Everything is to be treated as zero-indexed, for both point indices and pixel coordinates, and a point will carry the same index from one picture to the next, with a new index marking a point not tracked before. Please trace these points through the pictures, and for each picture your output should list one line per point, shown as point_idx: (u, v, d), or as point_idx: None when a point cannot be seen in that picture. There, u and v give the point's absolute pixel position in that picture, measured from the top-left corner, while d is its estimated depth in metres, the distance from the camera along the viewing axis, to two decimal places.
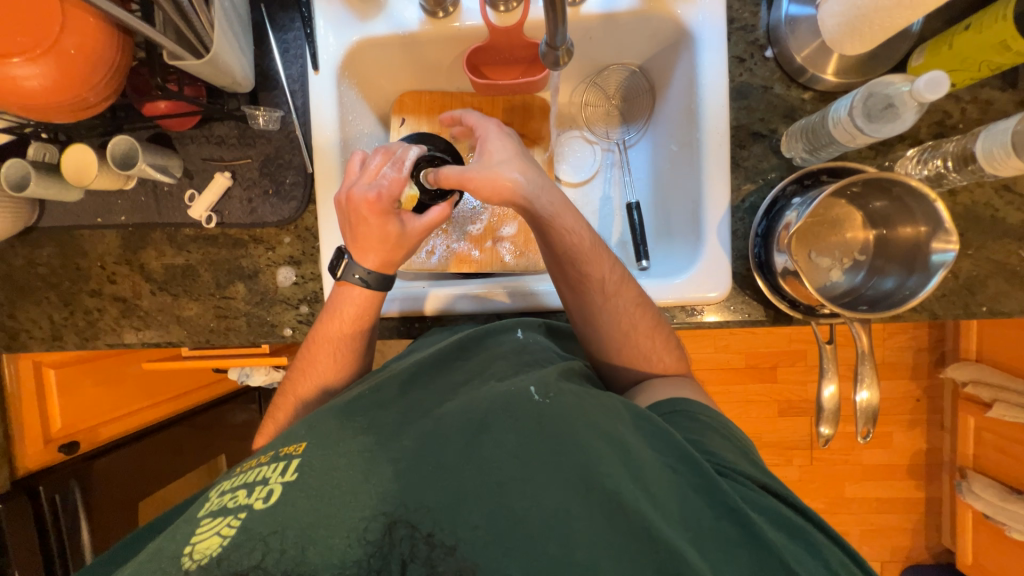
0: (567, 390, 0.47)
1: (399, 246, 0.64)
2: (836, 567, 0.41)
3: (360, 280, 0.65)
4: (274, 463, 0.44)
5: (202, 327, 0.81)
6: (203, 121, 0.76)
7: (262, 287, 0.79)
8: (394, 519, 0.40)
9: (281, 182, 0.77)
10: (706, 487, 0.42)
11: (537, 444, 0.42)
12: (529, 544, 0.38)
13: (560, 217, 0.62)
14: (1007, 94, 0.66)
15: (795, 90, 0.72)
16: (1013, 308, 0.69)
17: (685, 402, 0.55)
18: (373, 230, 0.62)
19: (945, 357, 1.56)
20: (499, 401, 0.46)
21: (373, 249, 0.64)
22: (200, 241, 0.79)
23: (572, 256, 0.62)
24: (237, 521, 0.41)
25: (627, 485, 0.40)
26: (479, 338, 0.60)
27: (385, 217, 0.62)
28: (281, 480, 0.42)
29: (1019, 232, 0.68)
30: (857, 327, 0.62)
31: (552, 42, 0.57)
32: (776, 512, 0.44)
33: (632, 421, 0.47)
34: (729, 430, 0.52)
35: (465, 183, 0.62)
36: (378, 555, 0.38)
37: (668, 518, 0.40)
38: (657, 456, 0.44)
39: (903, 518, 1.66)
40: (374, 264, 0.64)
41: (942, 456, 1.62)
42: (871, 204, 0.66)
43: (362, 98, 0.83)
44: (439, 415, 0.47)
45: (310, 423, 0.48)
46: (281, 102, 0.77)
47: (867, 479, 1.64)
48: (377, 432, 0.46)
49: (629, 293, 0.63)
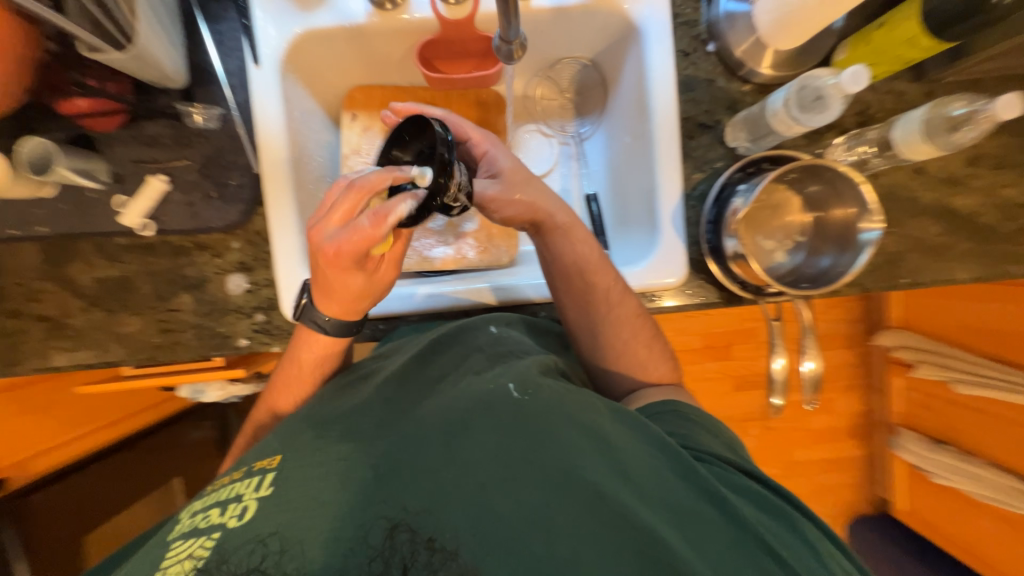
0: (545, 384, 0.49)
1: (365, 283, 0.57)
2: (811, 542, 0.44)
3: (319, 325, 0.60)
4: (247, 479, 0.47)
5: (146, 344, 0.75)
6: (130, 120, 0.70)
7: (211, 297, 0.75)
8: (397, 523, 0.41)
9: (225, 185, 0.73)
10: (685, 473, 0.44)
11: (515, 443, 0.44)
12: (514, 543, 0.39)
13: (574, 229, 0.64)
14: (913, 86, 0.71)
15: (736, 83, 0.75)
16: (929, 278, 0.77)
17: (674, 401, 0.59)
18: (348, 281, 0.55)
19: (874, 326, 1.72)
20: (477, 401, 0.48)
21: (342, 297, 0.58)
22: (136, 250, 0.73)
23: (579, 267, 0.63)
24: (210, 541, 0.43)
25: (607, 477, 0.42)
26: (453, 333, 0.60)
27: (362, 272, 0.55)
28: (255, 496, 0.45)
29: (931, 211, 0.76)
30: (799, 303, 0.68)
31: (507, 36, 0.59)
32: (754, 492, 0.46)
33: (611, 415, 0.48)
34: (715, 426, 0.55)
35: (489, 203, 0.60)
36: (379, 560, 0.40)
37: (647, 505, 0.41)
38: (636, 444, 0.46)
39: (847, 475, 1.82)
40: (337, 311, 0.59)
41: (874, 416, 1.79)
42: (808, 189, 0.71)
43: (309, 94, 0.80)
44: (422, 412, 0.49)
45: (285, 435, 0.51)
46: (219, 98, 0.72)
47: (814, 443, 1.79)
48: (362, 445, 0.47)
49: (631, 303, 0.65)
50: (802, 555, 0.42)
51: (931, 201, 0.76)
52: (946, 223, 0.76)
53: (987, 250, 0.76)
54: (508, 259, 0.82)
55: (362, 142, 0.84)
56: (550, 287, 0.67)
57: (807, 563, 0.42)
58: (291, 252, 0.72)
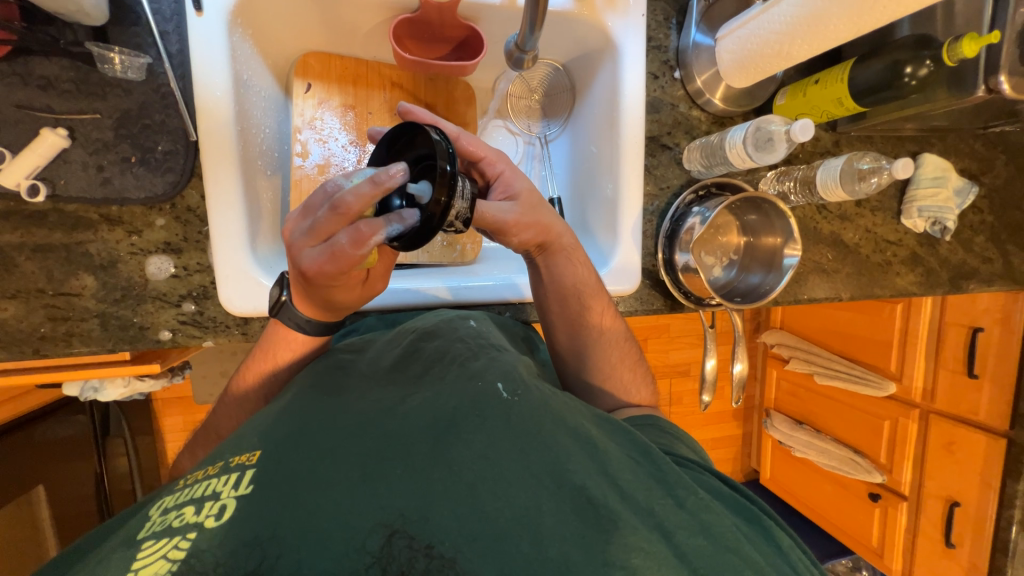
0: (534, 390, 0.53)
1: (339, 296, 0.54)
2: (776, 543, 0.48)
3: (294, 324, 0.58)
4: (224, 476, 0.43)
5: (26, 334, 0.61)
6: (15, 53, 0.56)
7: (123, 281, 0.63)
8: (394, 529, 0.39)
9: (149, 149, 0.61)
10: (665, 479, 0.49)
11: (508, 443, 0.46)
12: (506, 544, 0.40)
13: (579, 253, 0.69)
14: (828, 134, 0.85)
15: (694, 111, 0.82)
16: (822, 296, 0.93)
17: (654, 416, 0.66)
18: (322, 293, 0.53)
19: (760, 326, 2.03)
20: (467, 401, 0.50)
21: (311, 303, 0.56)
22: (16, 218, 0.59)
23: (578, 289, 0.69)
24: (186, 542, 0.38)
25: (594, 480, 0.45)
26: (433, 329, 0.64)
27: (347, 285, 0.53)
28: (235, 494, 0.42)
29: (827, 240, 0.92)
30: (734, 315, 0.77)
31: (523, 45, 0.67)
32: (726, 496, 0.52)
33: (596, 424, 0.54)
34: (688, 442, 0.62)
35: (512, 227, 0.60)
36: (376, 567, 0.38)
37: (631, 508, 0.44)
38: (618, 449, 0.51)
39: (729, 451, 2.15)
40: (309, 312, 0.58)
41: (754, 401, 2.12)
42: (746, 217, 0.81)
43: (258, 54, 0.70)
44: (404, 413, 0.50)
45: (266, 430, 0.48)
46: (145, 44, 0.60)
47: (707, 425, 2.07)
48: (345, 451, 0.45)
49: (608, 312, 0.72)
50: (769, 555, 0.47)
51: (828, 232, 0.92)
52: (836, 251, 0.93)
53: (862, 275, 0.95)
54: (472, 258, 0.84)
55: (317, 116, 0.77)
56: (543, 298, 0.72)
57: (775, 562, 0.46)
58: (235, 236, 0.64)
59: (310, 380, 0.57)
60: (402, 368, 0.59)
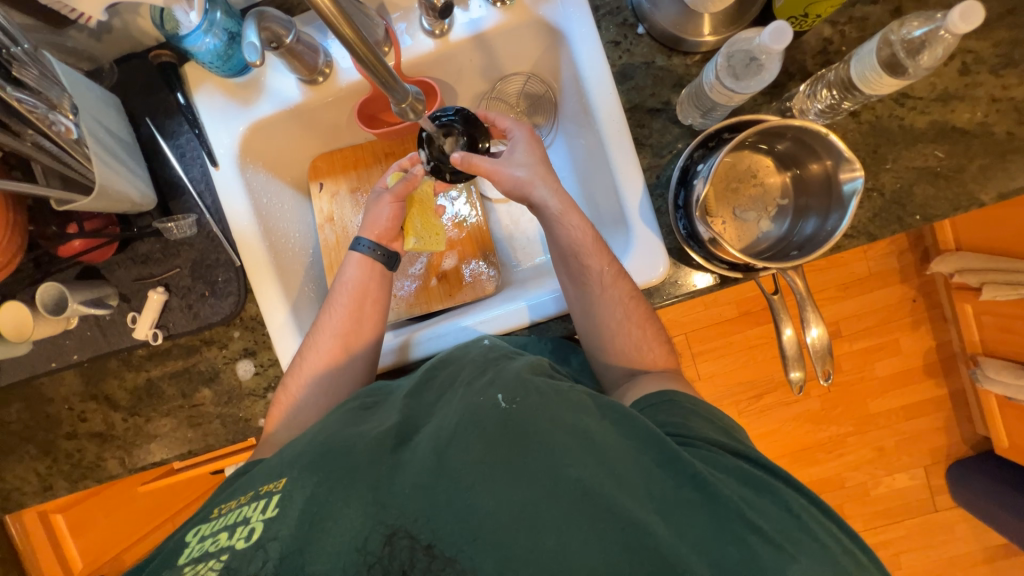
0: (531, 392, 0.54)
1: (378, 212, 0.77)
2: (792, 507, 0.48)
3: (370, 252, 0.77)
4: (254, 503, 0.51)
5: (181, 439, 0.82)
6: (124, 245, 0.77)
7: (227, 386, 0.80)
8: (395, 531, 0.45)
9: (214, 282, 0.78)
10: (670, 460, 0.49)
11: (503, 449, 0.49)
12: (500, 538, 0.44)
13: (569, 214, 0.69)
14: (879, 6, 0.67)
15: (678, 58, 0.71)
16: (944, 209, 0.69)
17: (672, 391, 0.61)
18: (373, 212, 0.78)
19: (930, 253, 1.58)
20: (466, 414, 0.53)
21: (375, 227, 0.77)
22: (155, 357, 0.81)
23: (573, 248, 0.69)
24: (220, 563, 0.46)
25: (590, 470, 0.47)
26: (450, 355, 0.66)
27: (382, 199, 0.78)
28: (263, 517, 0.49)
29: (929, 136, 0.68)
30: (790, 275, 0.63)
31: (395, 102, 0.52)
32: (737, 466, 0.51)
33: (598, 413, 0.54)
34: (710, 411, 0.59)
35: (493, 174, 0.70)
36: (380, 564, 0.44)
37: (630, 495, 0.46)
38: (618, 438, 0.51)
39: (933, 419, 1.67)
40: (374, 237, 0.77)
41: (953, 348, 1.63)
42: (777, 148, 0.66)
43: (273, 177, 0.84)
44: (416, 443, 0.53)
45: (290, 459, 0.54)
46: (192, 205, 0.77)
47: (886, 390, 1.66)
48: (360, 470, 0.50)
49: (624, 286, 0.69)
50: (782, 518, 0.47)
51: (927, 124, 0.68)
52: (950, 144, 0.68)
53: (1008, 160, 0.68)
54: (492, 287, 0.87)
55: (333, 208, 0.89)
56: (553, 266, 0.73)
57: (789, 527, 0.46)
58: (286, 329, 0.77)
59: (338, 415, 0.61)
60: (415, 396, 0.61)
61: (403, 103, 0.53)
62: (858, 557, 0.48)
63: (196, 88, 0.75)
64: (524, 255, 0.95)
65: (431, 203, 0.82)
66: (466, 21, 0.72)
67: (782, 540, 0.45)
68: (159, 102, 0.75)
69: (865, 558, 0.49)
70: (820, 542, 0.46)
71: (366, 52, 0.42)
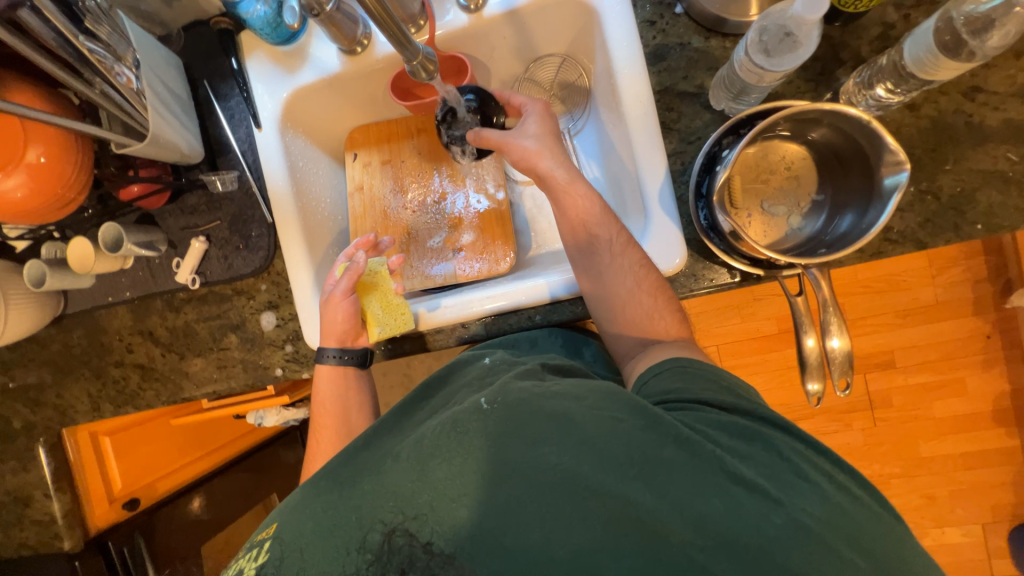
0: (514, 392, 0.53)
1: (332, 315, 0.75)
2: (781, 452, 0.48)
3: (336, 358, 0.76)
4: (252, 551, 0.53)
5: (208, 379, 0.89)
6: (175, 196, 0.84)
7: (251, 334, 0.86)
8: (392, 529, 0.47)
9: (248, 236, 0.84)
10: (651, 424, 0.47)
11: (482, 456, 0.48)
12: (492, 536, 0.44)
13: (574, 184, 0.69)
14: None
15: (716, 41, 0.68)
16: (1011, 219, 0.61)
17: (678, 357, 0.60)
18: (328, 315, 0.76)
19: (1012, 284, 1.40)
20: (448, 421, 0.52)
21: (332, 330, 0.76)
22: (193, 301, 0.88)
23: (583, 219, 0.69)
24: None
25: (570, 455, 0.46)
26: (446, 373, 0.70)
27: (333, 301, 0.76)
28: (258, 562, 0.51)
29: (1002, 136, 0.61)
30: (816, 276, 0.59)
31: (407, 59, 0.57)
32: (732, 424, 0.50)
33: (579, 399, 0.51)
34: (718, 372, 0.57)
35: (505, 144, 0.71)
36: (381, 562, 0.46)
37: (611, 471, 0.44)
38: (599, 412, 0.49)
39: (999, 473, 1.48)
40: (337, 343, 0.76)
41: None
42: (812, 137, 0.62)
43: (311, 144, 0.89)
44: (397, 449, 0.55)
45: (287, 501, 0.56)
46: (235, 163, 0.83)
47: (944, 433, 1.49)
48: (350, 488, 0.53)
49: (633, 258, 0.67)
50: (774, 465, 0.47)
51: (1000, 123, 0.61)
52: None
53: None
54: (506, 267, 0.88)
55: (364, 178, 0.93)
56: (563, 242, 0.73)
57: (787, 477, 0.45)
58: (307, 287, 0.82)
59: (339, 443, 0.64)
60: (407, 410, 0.66)
61: (415, 61, 0.58)
62: (854, 492, 0.47)
63: (248, 55, 0.81)
64: (544, 239, 0.94)
65: (390, 285, 0.79)
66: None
67: (766, 487, 0.44)
68: (217, 67, 0.82)
69: (865, 494, 0.48)
70: (812, 484, 0.45)
71: (380, 12, 0.48)
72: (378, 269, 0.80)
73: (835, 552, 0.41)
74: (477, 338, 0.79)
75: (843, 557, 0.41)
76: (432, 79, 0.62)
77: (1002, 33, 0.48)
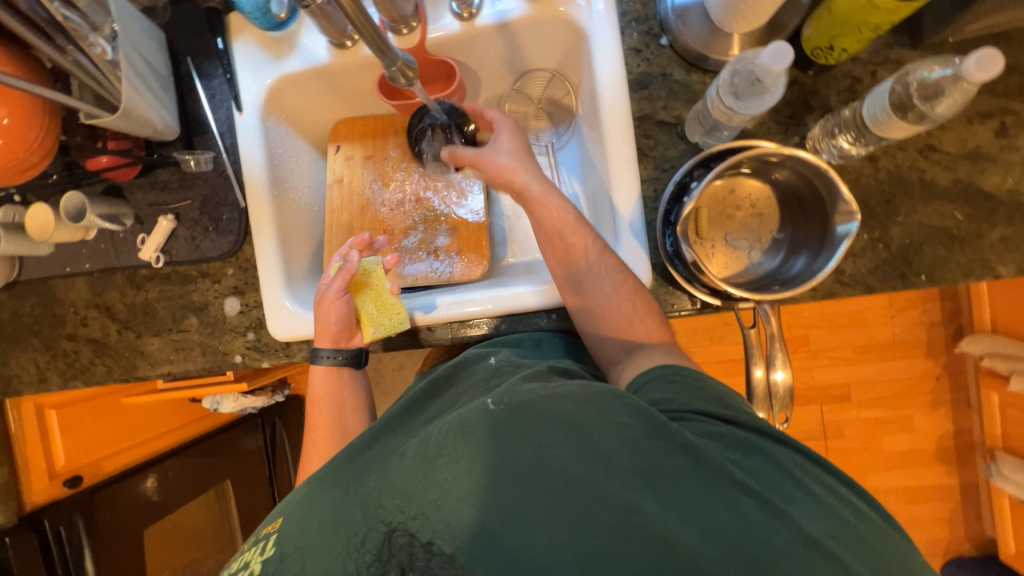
0: (520, 394, 0.53)
1: (324, 314, 0.74)
2: (782, 464, 0.47)
3: (330, 359, 0.75)
4: (254, 547, 0.53)
5: (163, 360, 0.86)
6: (146, 170, 0.82)
7: (212, 318, 0.85)
8: (392, 528, 0.46)
9: (219, 219, 0.82)
10: (657, 432, 0.47)
11: (489, 455, 0.47)
12: (501, 534, 0.43)
13: (547, 199, 0.70)
14: (918, 51, 0.65)
15: (696, 75, 0.71)
16: (953, 274, 0.65)
17: (678, 366, 0.60)
18: (320, 314, 0.74)
19: (963, 330, 1.48)
20: (455, 422, 0.52)
21: (325, 330, 0.75)
22: (157, 279, 0.86)
23: (557, 228, 0.70)
24: None
25: (579, 457, 0.45)
26: (452, 371, 0.69)
27: (325, 300, 0.74)
28: (258, 559, 0.51)
29: (951, 194, 0.64)
30: (766, 310, 0.61)
31: (385, 63, 0.58)
32: (728, 434, 0.50)
33: (586, 400, 0.50)
34: (706, 381, 0.57)
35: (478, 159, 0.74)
36: (381, 563, 0.45)
37: (620, 476, 0.44)
38: (604, 415, 0.49)
39: (938, 509, 1.55)
40: (332, 344, 0.75)
41: (972, 437, 1.52)
42: (775, 177, 0.64)
43: (294, 132, 0.88)
44: (402, 450, 0.55)
45: (290, 499, 0.56)
46: (213, 144, 0.82)
47: (890, 467, 1.56)
48: (353, 486, 0.53)
49: (601, 277, 0.68)
50: (775, 475, 0.47)
51: (949, 182, 0.64)
52: (972, 207, 0.64)
53: None
54: (480, 273, 0.88)
55: (345, 171, 0.92)
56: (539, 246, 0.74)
57: (789, 488, 0.46)
58: (274, 276, 0.81)
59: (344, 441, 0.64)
60: (412, 412, 0.66)
61: (393, 67, 0.59)
62: (855, 505, 0.47)
63: (236, 37, 0.80)
64: (520, 250, 0.95)
65: (386, 285, 0.78)
66: (493, 10, 0.74)
67: (769, 496, 0.44)
68: (202, 45, 0.81)
69: (864, 506, 0.48)
70: (814, 497, 0.45)
71: (359, 19, 0.48)
72: (373, 268, 0.79)
73: (837, 561, 0.41)
74: (441, 342, 0.79)
75: (844, 563, 0.41)
76: (411, 86, 0.63)
77: (949, 101, 0.51)
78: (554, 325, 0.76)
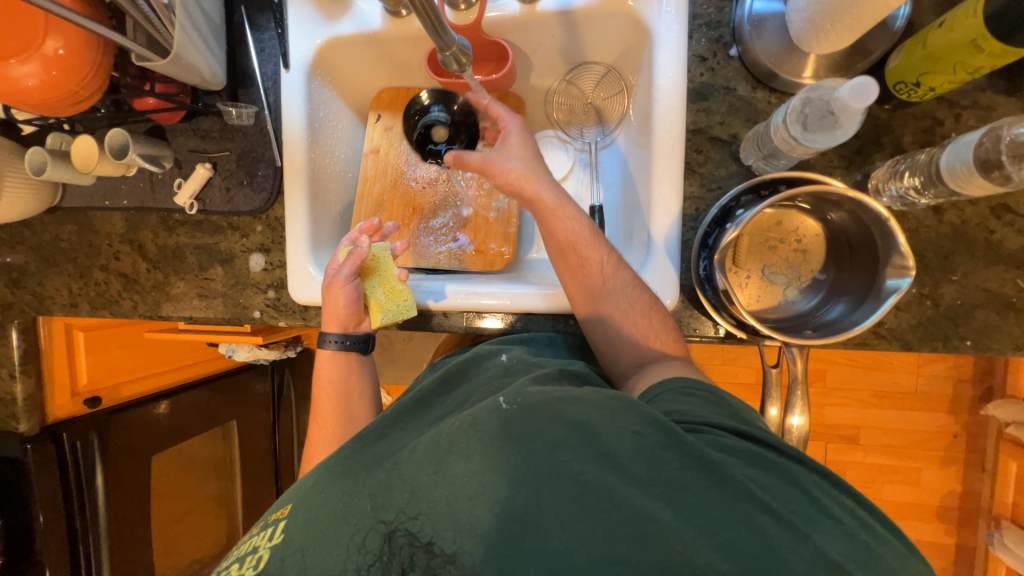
0: (534, 394, 0.51)
1: (333, 300, 0.75)
2: (802, 485, 0.46)
3: (336, 343, 0.76)
4: (264, 532, 0.55)
5: (187, 305, 0.89)
6: (190, 116, 0.83)
7: (237, 271, 0.86)
8: (393, 529, 0.47)
9: (254, 174, 0.83)
10: (673, 443, 0.45)
11: (500, 454, 0.46)
12: (511, 537, 0.42)
13: (560, 209, 0.67)
14: (1010, 100, 0.59)
15: (762, 94, 0.66)
16: (1002, 344, 0.61)
17: (698, 380, 0.58)
18: (329, 301, 0.75)
19: (992, 392, 1.41)
20: (466, 417, 0.51)
21: (332, 315, 0.75)
22: (188, 225, 0.87)
23: (571, 240, 0.66)
24: None
25: (592, 466, 0.44)
26: (463, 366, 0.69)
27: (333, 287, 0.74)
28: (266, 546, 0.52)
29: (1016, 261, 0.60)
30: (792, 352, 0.59)
31: (439, 46, 0.56)
32: (750, 451, 0.48)
33: (601, 408, 0.49)
34: (719, 396, 0.55)
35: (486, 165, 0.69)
36: (385, 558, 0.46)
37: (635, 484, 0.43)
38: (617, 422, 0.47)
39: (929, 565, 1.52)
40: (339, 329, 0.76)
41: (980, 502, 1.47)
42: (829, 217, 0.61)
43: (337, 95, 0.87)
44: (409, 445, 0.55)
45: (300, 486, 0.57)
46: (256, 98, 0.81)
47: (888, 516, 1.52)
48: (360, 477, 0.53)
49: (627, 292, 0.66)
50: (794, 497, 0.45)
51: (1018, 247, 0.60)
52: None
53: None
54: (501, 267, 0.87)
55: (382, 141, 0.91)
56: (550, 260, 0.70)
57: (808, 511, 0.44)
58: (301, 239, 0.81)
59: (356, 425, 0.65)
60: (424, 401, 0.66)
61: (446, 50, 0.57)
62: (877, 530, 0.46)
63: None
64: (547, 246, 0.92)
65: (392, 274, 0.77)
66: None
67: (791, 518, 0.43)
68: None
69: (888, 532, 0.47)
70: (834, 520, 0.44)
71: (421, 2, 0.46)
72: (380, 254, 0.78)
73: None
74: (454, 329, 0.79)
75: None
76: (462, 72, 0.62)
77: None
78: (570, 330, 0.76)
